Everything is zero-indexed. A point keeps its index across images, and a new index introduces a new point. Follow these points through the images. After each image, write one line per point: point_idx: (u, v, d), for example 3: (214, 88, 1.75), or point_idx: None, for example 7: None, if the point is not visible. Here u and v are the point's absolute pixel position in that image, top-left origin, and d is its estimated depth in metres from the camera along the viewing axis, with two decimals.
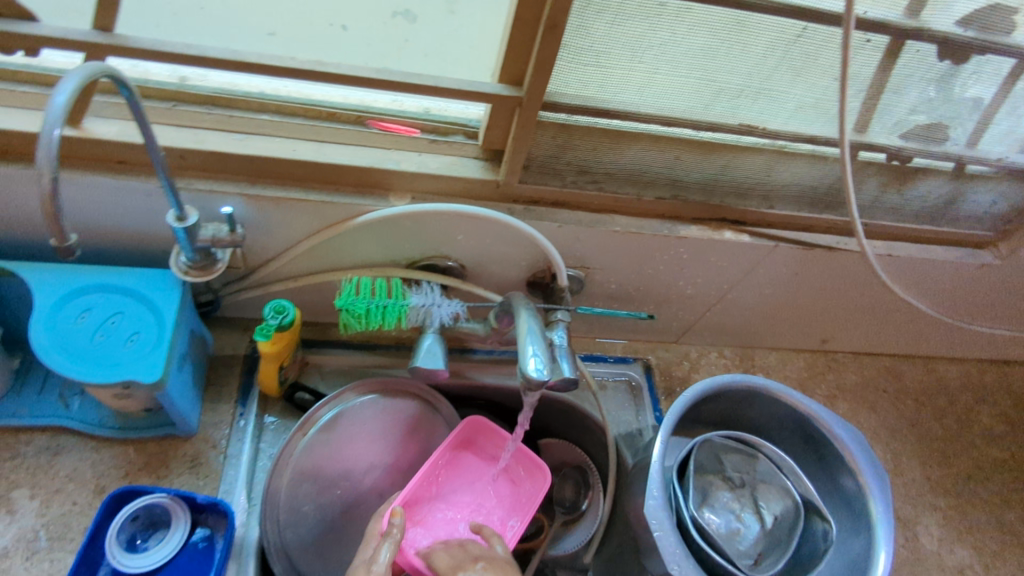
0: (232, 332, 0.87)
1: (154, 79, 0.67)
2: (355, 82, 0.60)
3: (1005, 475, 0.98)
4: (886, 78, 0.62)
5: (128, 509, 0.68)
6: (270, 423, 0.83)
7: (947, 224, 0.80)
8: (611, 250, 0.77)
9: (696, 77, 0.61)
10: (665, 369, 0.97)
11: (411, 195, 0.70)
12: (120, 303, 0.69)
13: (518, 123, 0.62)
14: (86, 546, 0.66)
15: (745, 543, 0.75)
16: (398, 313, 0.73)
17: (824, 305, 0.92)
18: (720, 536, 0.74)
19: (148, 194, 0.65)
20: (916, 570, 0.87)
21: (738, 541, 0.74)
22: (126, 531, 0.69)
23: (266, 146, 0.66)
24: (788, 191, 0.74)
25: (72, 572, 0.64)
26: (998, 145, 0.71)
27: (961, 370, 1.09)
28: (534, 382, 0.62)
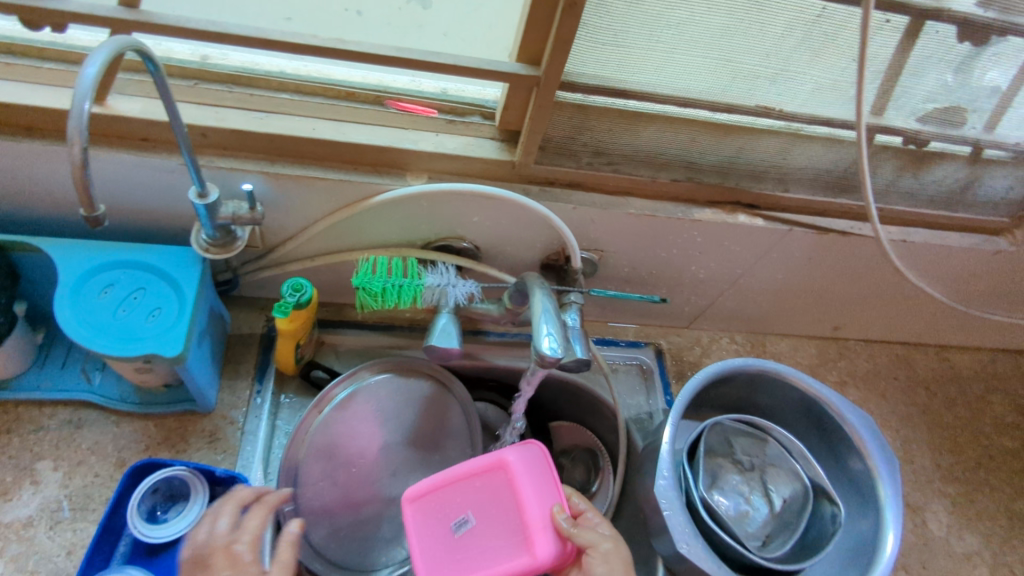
0: (249, 311, 0.88)
1: (175, 58, 0.67)
2: (373, 60, 0.60)
3: (1015, 464, 0.98)
4: (906, 59, 0.62)
5: (149, 481, 0.69)
6: (286, 401, 0.84)
7: (963, 209, 0.80)
8: (625, 233, 0.77)
9: (714, 57, 0.61)
10: (676, 354, 0.97)
11: (428, 175, 0.71)
12: (142, 279, 0.70)
13: (537, 102, 0.62)
14: (109, 516, 0.68)
15: (754, 526, 0.75)
16: (413, 292, 0.74)
17: (837, 291, 0.92)
18: (730, 518, 0.75)
19: (170, 171, 0.66)
20: (924, 555, 0.88)
21: (747, 523, 0.75)
22: (146, 503, 0.70)
23: (285, 124, 0.66)
24: (804, 175, 0.74)
25: (95, 541, 0.66)
26: (1017, 129, 0.70)
27: (973, 359, 1.08)
28: (548, 361, 0.63)
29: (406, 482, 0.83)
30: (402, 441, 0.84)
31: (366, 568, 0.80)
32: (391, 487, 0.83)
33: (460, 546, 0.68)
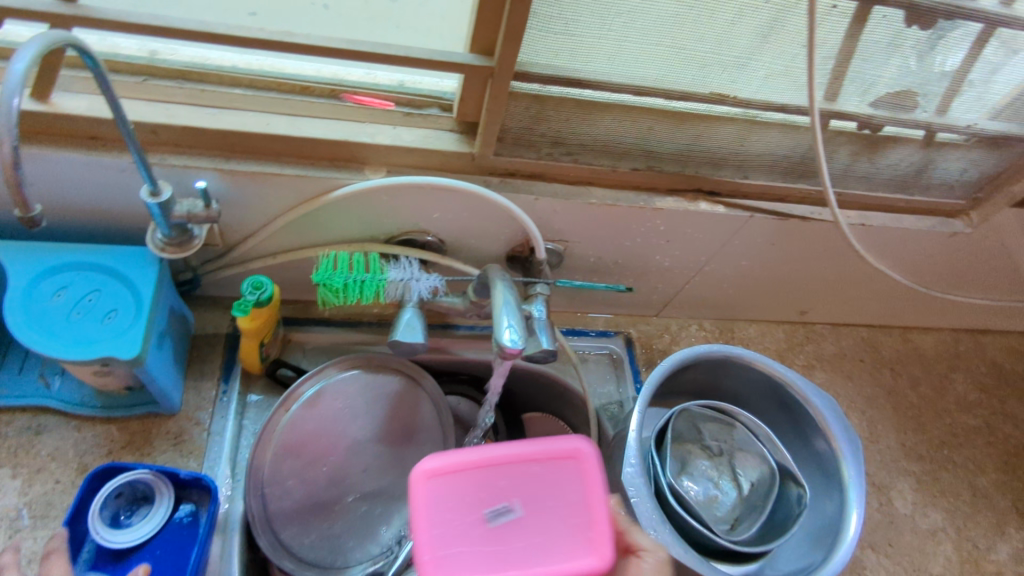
0: (213, 311, 0.87)
1: (122, 53, 0.66)
2: (323, 53, 0.59)
3: (978, 441, 1.00)
4: (855, 44, 0.63)
5: (111, 485, 0.67)
6: (253, 401, 0.84)
7: (919, 192, 0.81)
8: (588, 223, 0.77)
9: (666, 45, 0.61)
10: (646, 342, 0.98)
11: (387, 169, 0.70)
12: (97, 281, 0.69)
13: (491, 93, 0.62)
14: (70, 522, 0.66)
15: (722, 510, 0.77)
16: (376, 287, 0.74)
17: (801, 276, 0.93)
18: (699, 503, 0.77)
19: (120, 170, 0.65)
20: (889, 533, 0.90)
21: (715, 507, 0.77)
22: (109, 508, 0.68)
23: (238, 120, 0.65)
24: (762, 161, 0.75)
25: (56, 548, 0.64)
26: (968, 112, 0.71)
27: (937, 340, 1.10)
28: (508, 352, 0.63)
29: (377, 478, 0.83)
30: (372, 437, 0.84)
31: (338, 565, 0.80)
32: (362, 484, 0.83)
33: (500, 537, 0.61)
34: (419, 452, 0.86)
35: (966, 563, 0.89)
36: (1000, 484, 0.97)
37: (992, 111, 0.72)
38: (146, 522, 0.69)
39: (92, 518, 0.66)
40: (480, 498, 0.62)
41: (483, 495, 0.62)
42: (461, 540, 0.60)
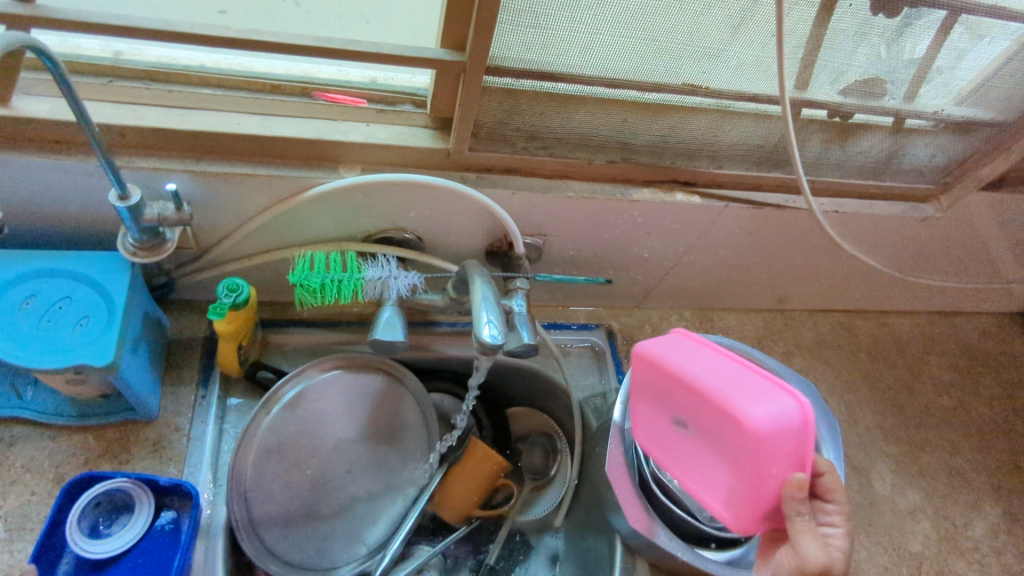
0: (189, 315, 0.85)
1: (85, 54, 0.64)
2: (293, 50, 0.58)
3: (953, 421, 1.03)
4: (823, 33, 0.63)
5: (90, 494, 0.67)
6: (234, 405, 0.83)
7: (890, 178, 0.83)
8: (566, 217, 0.77)
9: (637, 37, 0.61)
10: (628, 334, 0.98)
11: (362, 167, 0.70)
12: (68, 288, 0.68)
13: (464, 88, 0.62)
14: (47, 533, 0.65)
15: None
16: (354, 286, 0.73)
17: (778, 264, 0.94)
18: None
19: (88, 174, 0.64)
20: (870, 513, 0.91)
21: None
22: (87, 518, 0.67)
23: (208, 120, 0.64)
24: (736, 151, 0.75)
25: (32, 559, 0.63)
26: (935, 99, 0.73)
27: (912, 323, 1.13)
28: (489, 348, 0.63)
29: (363, 478, 0.83)
30: (357, 437, 0.84)
31: (326, 566, 0.80)
32: (348, 483, 0.82)
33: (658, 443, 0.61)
34: (404, 450, 0.86)
35: (945, 541, 0.91)
36: (976, 462, 0.99)
37: (959, 97, 0.73)
38: (126, 531, 0.68)
39: (70, 528, 0.65)
40: (668, 405, 0.58)
41: (654, 408, 0.60)
42: (653, 440, 0.61)
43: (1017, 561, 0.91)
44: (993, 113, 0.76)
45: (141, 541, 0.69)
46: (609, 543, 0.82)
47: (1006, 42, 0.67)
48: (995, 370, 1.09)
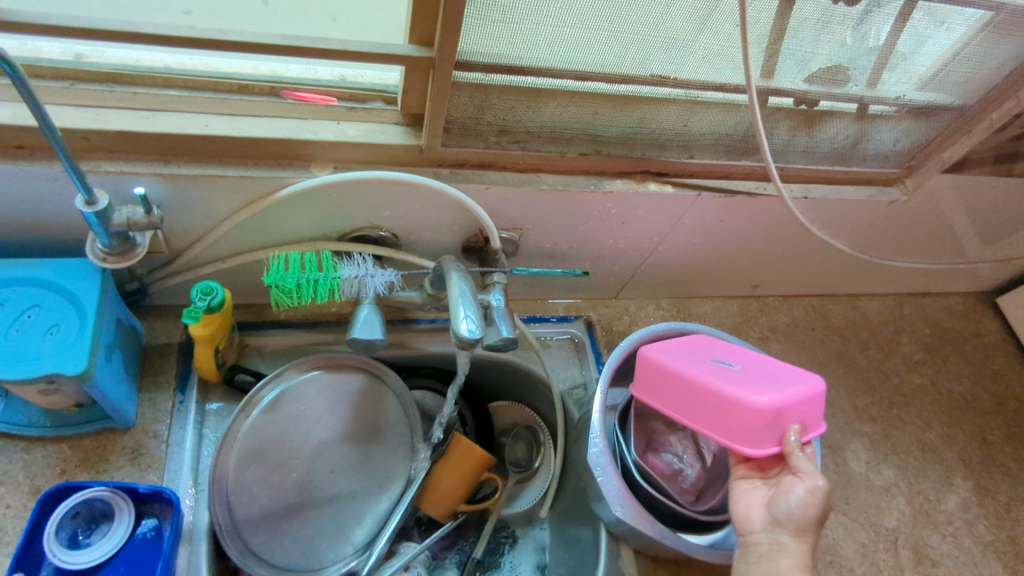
0: (164, 320, 0.84)
1: (44, 58, 0.63)
2: (259, 49, 0.58)
3: (925, 398, 1.05)
4: (786, 21, 0.64)
5: (68, 505, 0.65)
6: (213, 408, 0.81)
7: (856, 164, 0.84)
8: (540, 210, 0.78)
9: (604, 29, 0.62)
10: (606, 325, 1.00)
11: (334, 165, 0.70)
12: (37, 296, 0.67)
13: (434, 84, 0.61)
14: (24, 546, 0.64)
15: (687, 482, 0.79)
16: (330, 286, 0.73)
17: (751, 252, 0.96)
18: (666, 476, 0.79)
19: (52, 180, 0.62)
20: (846, 492, 0.93)
21: (681, 481, 0.79)
22: (66, 530, 0.66)
23: (175, 122, 0.63)
24: (706, 141, 0.76)
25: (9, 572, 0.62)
26: (897, 85, 0.74)
27: (883, 305, 1.15)
28: (467, 343, 0.63)
29: (347, 478, 0.83)
30: (339, 436, 0.83)
31: (314, 567, 0.80)
32: (332, 483, 0.82)
33: (686, 361, 0.70)
34: (387, 448, 0.86)
35: (919, 515, 0.94)
36: (947, 438, 1.02)
37: (920, 83, 0.75)
38: (107, 541, 0.67)
39: (48, 541, 0.64)
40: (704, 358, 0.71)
41: (688, 353, 0.72)
42: (678, 359, 0.70)
43: (987, 531, 0.94)
44: (954, 98, 0.77)
45: (122, 549, 0.68)
46: (593, 530, 0.83)
47: (964, 28, 0.69)
48: (963, 347, 1.12)
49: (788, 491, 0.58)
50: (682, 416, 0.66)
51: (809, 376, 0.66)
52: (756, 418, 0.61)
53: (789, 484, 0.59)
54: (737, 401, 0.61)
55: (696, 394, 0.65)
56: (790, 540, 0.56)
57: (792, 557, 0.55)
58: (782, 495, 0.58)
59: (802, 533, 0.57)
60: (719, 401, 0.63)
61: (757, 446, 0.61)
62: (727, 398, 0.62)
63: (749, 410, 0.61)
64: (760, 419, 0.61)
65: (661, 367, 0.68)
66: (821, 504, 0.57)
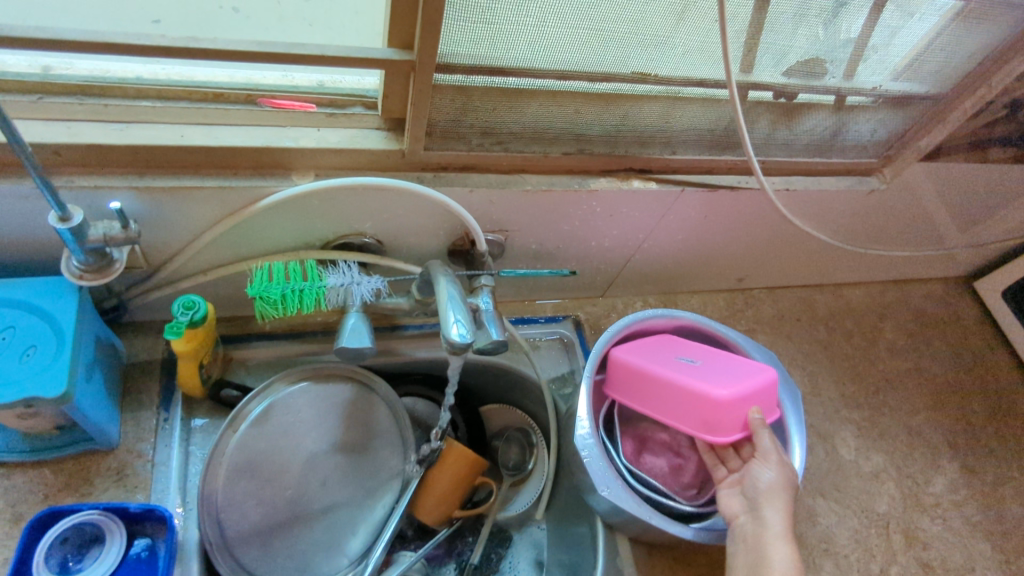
0: (144, 337, 0.82)
1: (10, 71, 0.61)
2: (235, 57, 0.56)
3: (909, 383, 1.07)
4: (764, 15, 0.65)
5: (58, 530, 0.63)
6: (199, 425, 0.80)
7: (835, 154, 0.85)
8: (525, 211, 0.78)
9: (584, 28, 0.61)
10: (595, 324, 1.00)
11: (315, 172, 0.69)
12: (12, 317, 0.65)
13: (415, 87, 0.61)
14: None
15: (688, 476, 0.78)
16: (316, 295, 0.72)
17: (735, 246, 0.96)
18: (665, 473, 0.78)
19: (23, 197, 0.61)
20: (838, 479, 0.94)
21: (682, 475, 0.78)
22: (56, 556, 0.63)
23: (149, 133, 0.62)
24: (689, 136, 0.76)
25: None
26: (873, 76, 0.75)
27: (865, 293, 1.17)
28: (459, 347, 0.62)
29: (339, 489, 0.82)
30: (331, 447, 0.82)
31: None
32: (324, 496, 0.81)
33: (654, 358, 0.74)
34: (379, 457, 0.85)
35: (909, 499, 0.95)
36: (933, 421, 1.03)
37: (895, 73, 0.76)
38: (102, 561, 0.65)
39: (39, 567, 0.62)
40: (670, 352, 0.76)
41: (656, 349, 0.77)
42: (647, 356, 0.75)
43: (975, 511, 0.96)
44: (928, 87, 0.79)
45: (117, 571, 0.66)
46: (591, 529, 0.83)
47: (936, 18, 0.70)
48: (943, 331, 1.14)
49: (756, 473, 0.65)
50: (652, 410, 0.72)
51: (764, 367, 0.72)
52: (723, 411, 0.67)
53: (757, 469, 0.66)
54: (707, 399, 0.67)
55: (664, 390, 0.71)
56: (767, 512, 0.62)
57: (770, 526, 0.61)
58: (751, 480, 0.66)
59: (775, 503, 0.63)
60: (685, 394, 0.69)
61: (722, 434, 0.68)
62: (698, 396, 0.68)
63: (717, 405, 0.67)
64: (730, 410, 0.67)
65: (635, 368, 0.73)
66: (785, 474, 0.65)
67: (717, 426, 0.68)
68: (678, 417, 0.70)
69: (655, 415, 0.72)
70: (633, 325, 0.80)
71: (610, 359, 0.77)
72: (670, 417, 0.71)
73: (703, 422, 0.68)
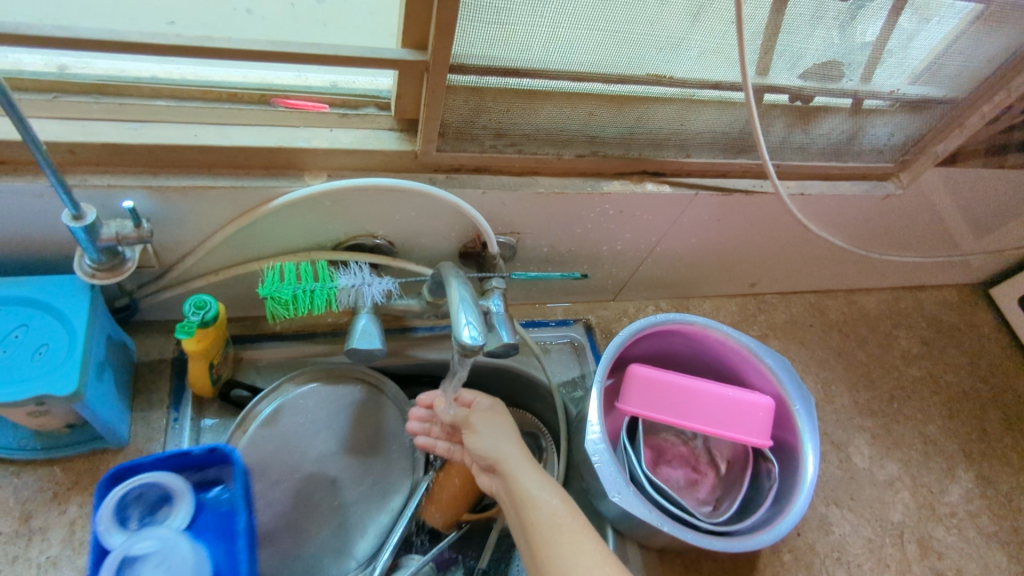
0: (155, 336, 0.82)
1: (27, 70, 0.61)
2: (249, 56, 0.56)
3: (924, 391, 1.05)
4: (781, 18, 0.64)
5: (127, 489, 0.62)
6: (208, 425, 0.80)
7: (852, 159, 0.84)
8: (537, 213, 0.77)
9: (599, 30, 0.61)
10: (606, 327, 0.99)
11: (327, 173, 0.69)
12: (25, 315, 0.65)
13: (428, 88, 0.61)
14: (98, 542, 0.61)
15: (703, 492, 0.84)
16: (327, 296, 0.72)
17: (748, 250, 0.95)
18: (681, 488, 0.83)
19: (37, 196, 0.61)
20: (851, 487, 0.93)
21: (697, 490, 0.83)
22: (133, 514, 0.63)
23: (164, 132, 0.62)
24: (703, 139, 0.76)
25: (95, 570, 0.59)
26: (890, 79, 0.74)
27: (879, 299, 1.16)
28: (470, 349, 0.62)
29: (349, 491, 0.81)
30: (340, 448, 0.82)
31: None
32: (333, 498, 0.81)
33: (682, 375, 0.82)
34: (388, 461, 0.84)
35: (923, 508, 0.93)
36: (948, 430, 1.02)
37: (913, 76, 0.75)
38: (173, 520, 0.64)
39: (111, 530, 0.61)
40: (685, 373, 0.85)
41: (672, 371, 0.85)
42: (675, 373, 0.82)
43: (991, 522, 0.94)
44: (946, 91, 0.78)
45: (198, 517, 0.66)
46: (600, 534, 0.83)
47: (955, 21, 0.69)
48: (959, 338, 1.13)
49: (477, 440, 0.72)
50: (691, 422, 0.79)
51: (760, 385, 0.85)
52: (761, 412, 0.78)
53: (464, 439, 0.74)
54: (748, 402, 0.78)
55: (704, 399, 0.79)
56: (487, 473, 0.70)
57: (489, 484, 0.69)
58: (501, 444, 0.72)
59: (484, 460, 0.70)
60: (712, 397, 0.79)
61: (759, 434, 0.78)
62: (741, 400, 0.79)
63: (757, 406, 0.78)
64: (766, 411, 0.78)
65: (672, 381, 0.80)
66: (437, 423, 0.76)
67: (751, 426, 0.78)
68: (703, 419, 0.79)
69: (694, 426, 0.79)
70: (644, 330, 0.79)
71: (636, 377, 0.81)
72: (710, 425, 0.79)
73: (726, 421, 0.79)
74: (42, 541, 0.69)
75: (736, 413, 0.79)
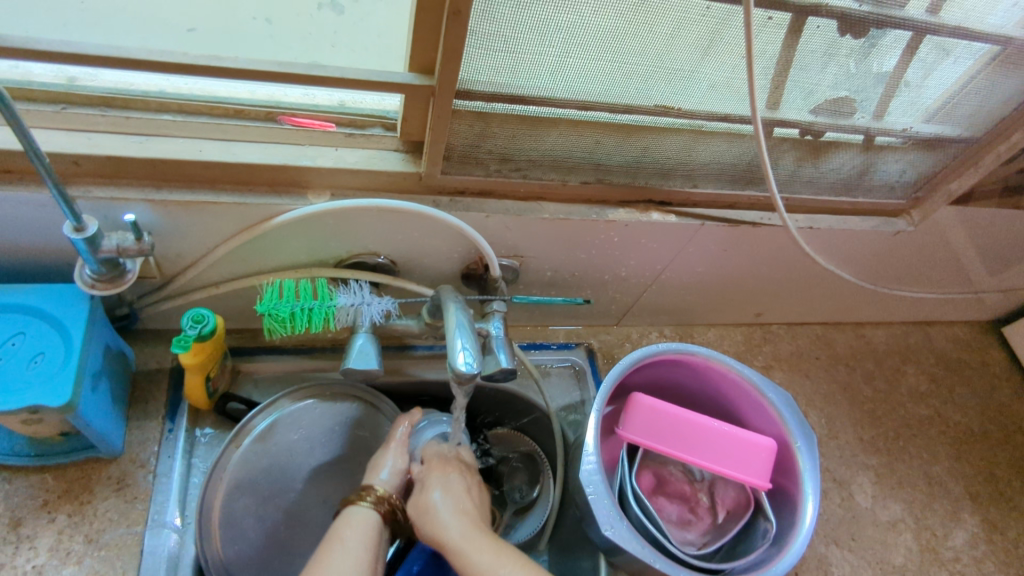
0: (154, 346, 0.82)
1: (37, 81, 0.61)
2: (255, 76, 0.56)
3: (932, 431, 1.03)
4: (793, 53, 0.63)
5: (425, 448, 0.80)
6: (203, 436, 0.79)
7: (862, 194, 0.83)
8: (541, 238, 0.77)
9: (608, 60, 0.60)
10: (607, 352, 0.99)
11: (331, 192, 0.68)
12: (24, 323, 0.65)
13: (434, 112, 0.60)
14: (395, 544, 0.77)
15: (693, 533, 0.81)
16: (325, 314, 0.71)
17: (754, 281, 0.94)
18: (672, 524, 0.81)
19: (40, 206, 0.61)
20: (852, 528, 0.91)
21: (688, 529, 0.81)
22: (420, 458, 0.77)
23: (168, 147, 0.62)
24: (709, 170, 0.75)
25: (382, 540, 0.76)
26: (904, 116, 0.73)
27: (888, 334, 1.14)
28: (464, 376, 0.61)
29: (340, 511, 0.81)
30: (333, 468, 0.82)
31: None
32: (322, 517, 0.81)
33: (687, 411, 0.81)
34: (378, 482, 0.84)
35: (925, 552, 0.91)
36: (954, 471, 1.00)
37: (927, 115, 0.74)
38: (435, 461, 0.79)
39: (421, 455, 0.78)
40: None
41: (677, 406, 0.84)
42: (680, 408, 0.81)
43: (996, 568, 0.92)
44: (960, 130, 0.76)
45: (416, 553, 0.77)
46: (593, 560, 0.82)
47: (971, 61, 0.68)
48: (969, 378, 1.10)
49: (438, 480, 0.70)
50: (694, 459, 0.78)
51: (763, 425, 0.84)
52: (767, 453, 0.77)
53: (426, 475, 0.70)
54: (753, 444, 0.77)
55: (709, 437, 0.78)
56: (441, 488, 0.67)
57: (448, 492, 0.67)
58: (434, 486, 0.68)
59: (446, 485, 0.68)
60: (717, 433, 0.78)
61: (762, 476, 0.76)
62: (746, 440, 0.77)
63: (763, 447, 0.77)
64: (771, 452, 0.77)
65: (676, 414, 0.79)
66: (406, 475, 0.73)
67: (754, 466, 0.76)
68: (705, 455, 0.78)
69: (696, 462, 0.78)
70: (646, 359, 0.78)
71: (641, 409, 0.80)
72: (713, 462, 0.78)
73: (727, 458, 0.77)
74: (29, 549, 0.68)
75: (739, 452, 0.77)
